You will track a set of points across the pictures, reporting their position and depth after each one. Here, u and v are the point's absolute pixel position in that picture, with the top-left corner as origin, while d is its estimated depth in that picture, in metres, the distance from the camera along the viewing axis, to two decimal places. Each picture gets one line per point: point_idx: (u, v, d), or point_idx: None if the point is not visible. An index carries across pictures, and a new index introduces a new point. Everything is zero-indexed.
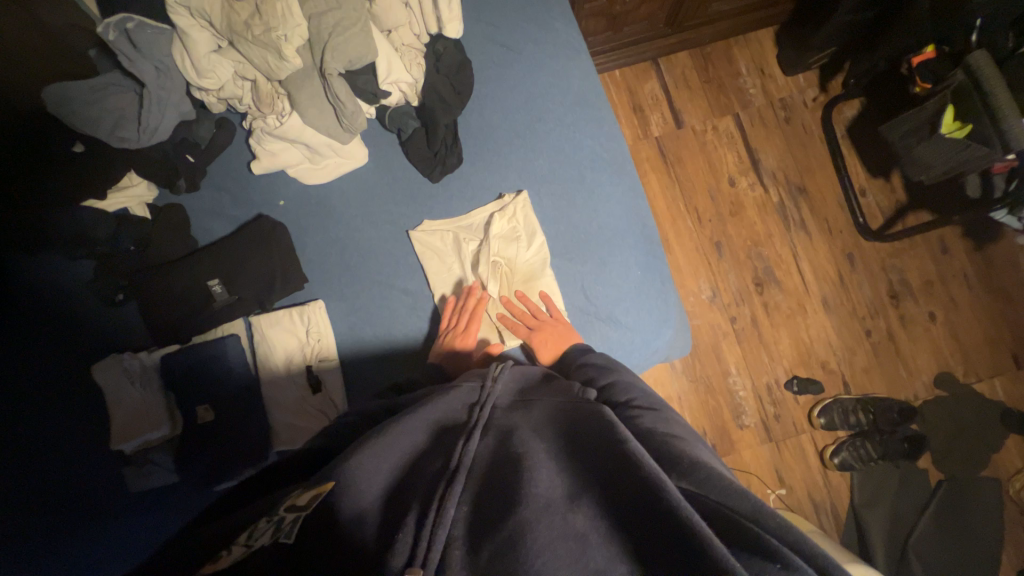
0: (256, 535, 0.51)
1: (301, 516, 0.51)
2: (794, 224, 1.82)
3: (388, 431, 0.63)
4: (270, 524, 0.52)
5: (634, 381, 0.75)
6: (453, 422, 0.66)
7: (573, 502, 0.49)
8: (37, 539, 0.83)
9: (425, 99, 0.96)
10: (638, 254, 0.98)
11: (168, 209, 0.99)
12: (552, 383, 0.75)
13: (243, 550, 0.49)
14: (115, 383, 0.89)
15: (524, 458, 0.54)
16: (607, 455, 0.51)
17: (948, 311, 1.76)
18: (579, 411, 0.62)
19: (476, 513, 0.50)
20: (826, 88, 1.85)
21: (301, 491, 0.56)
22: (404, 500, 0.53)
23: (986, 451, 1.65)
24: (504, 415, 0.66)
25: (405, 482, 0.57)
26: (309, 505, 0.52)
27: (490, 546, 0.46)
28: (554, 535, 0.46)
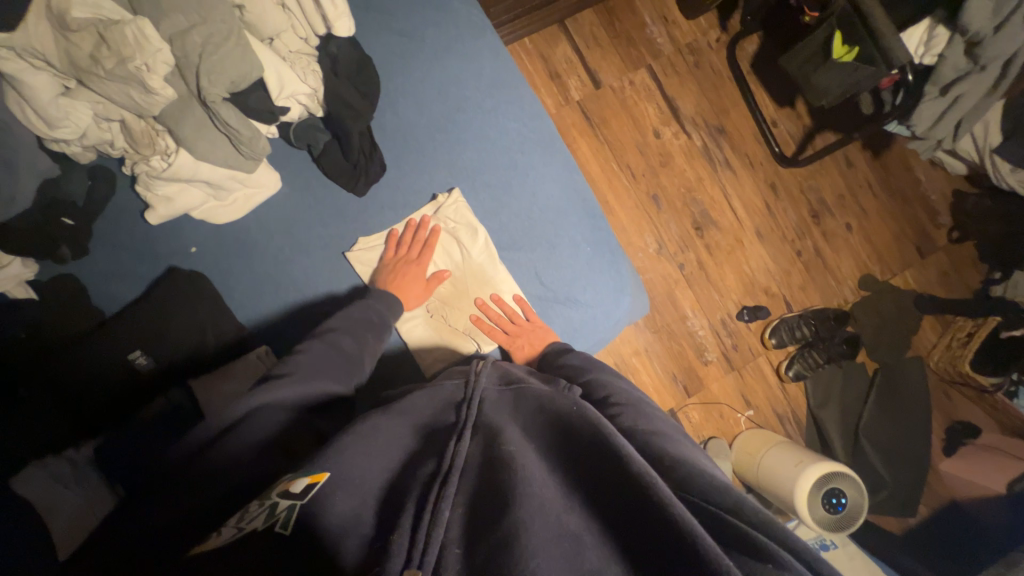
0: (248, 516, 0.50)
1: (296, 506, 0.50)
2: (720, 164, 1.90)
3: (375, 437, 0.60)
4: (262, 506, 0.51)
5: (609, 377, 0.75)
6: (442, 422, 0.65)
7: (567, 504, 0.50)
8: None
9: (330, 108, 0.88)
10: (584, 230, 0.98)
11: (59, 283, 0.86)
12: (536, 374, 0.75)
13: (234, 532, 0.48)
14: (41, 495, 0.75)
15: (515, 457, 0.54)
16: (596, 448, 0.52)
17: (861, 219, 1.94)
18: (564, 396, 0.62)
19: (472, 517, 0.50)
20: (726, 26, 1.90)
21: (294, 476, 0.54)
22: (396, 508, 0.52)
23: (908, 335, 1.88)
24: (493, 409, 0.64)
25: (396, 488, 0.55)
26: (302, 495, 0.51)
27: (486, 545, 0.45)
28: (549, 532, 0.46)
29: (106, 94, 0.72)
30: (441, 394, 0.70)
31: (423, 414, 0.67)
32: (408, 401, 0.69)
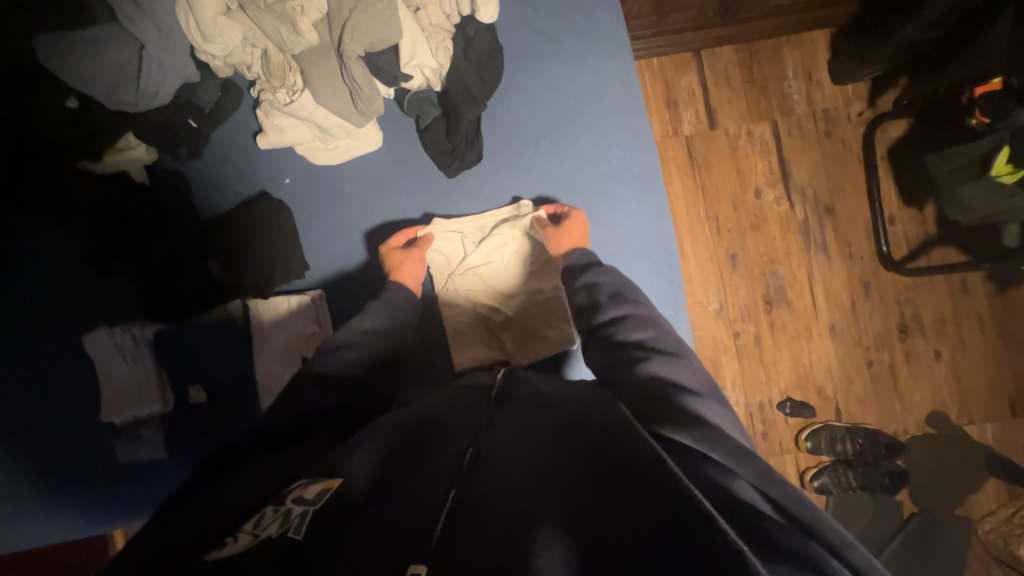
0: (264, 523, 0.46)
1: (310, 512, 0.46)
2: (815, 244, 1.76)
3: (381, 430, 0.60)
4: (277, 514, 0.47)
5: (671, 346, 0.69)
6: (453, 420, 0.61)
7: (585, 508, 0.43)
8: (33, 497, 0.90)
9: (450, 87, 0.88)
10: (655, 279, 0.94)
11: (168, 176, 0.92)
12: (560, 380, 0.70)
13: (250, 540, 0.44)
14: (106, 356, 0.88)
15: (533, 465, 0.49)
16: (617, 461, 0.45)
17: (955, 351, 1.74)
18: (594, 407, 0.57)
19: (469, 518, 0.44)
20: (874, 103, 1.74)
21: (308, 481, 0.52)
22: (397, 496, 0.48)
23: (963, 490, 1.68)
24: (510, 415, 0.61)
25: (397, 476, 0.51)
26: (318, 500, 0.47)
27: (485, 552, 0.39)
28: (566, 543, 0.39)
29: (259, 24, 0.77)
30: (460, 400, 0.68)
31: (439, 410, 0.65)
32: (422, 406, 0.67)
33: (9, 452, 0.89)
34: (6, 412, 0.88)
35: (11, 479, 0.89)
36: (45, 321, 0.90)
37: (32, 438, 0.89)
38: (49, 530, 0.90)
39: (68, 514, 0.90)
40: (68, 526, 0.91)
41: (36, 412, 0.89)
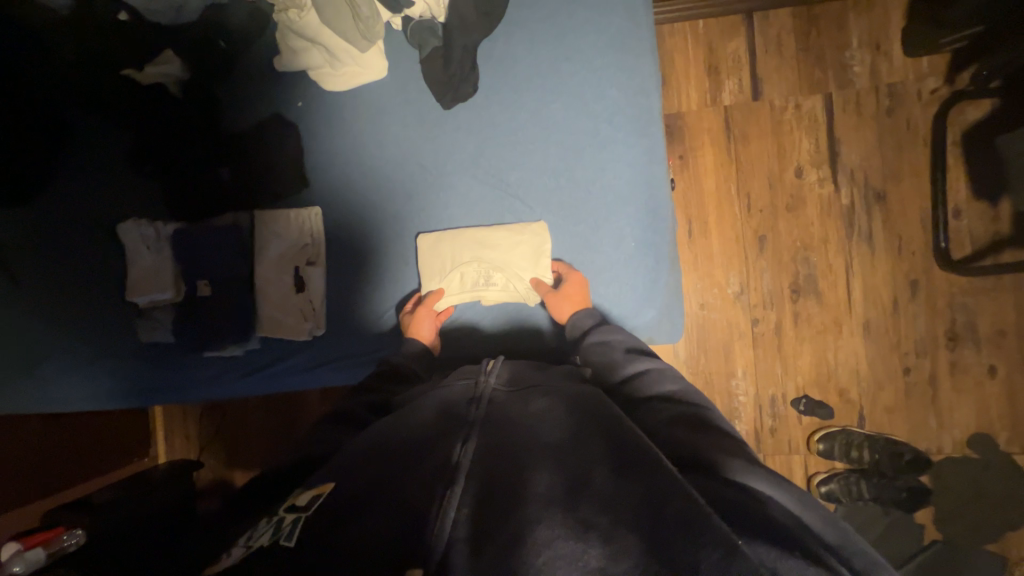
0: (257, 536, 0.54)
1: (301, 518, 0.54)
2: (858, 233, 1.60)
3: (383, 425, 0.68)
4: (269, 525, 0.55)
5: (666, 372, 0.76)
6: (451, 411, 0.69)
7: (573, 499, 0.51)
8: (71, 360, 1.06)
9: (451, 20, 0.89)
10: (637, 226, 0.90)
11: (200, 93, 1.03)
12: (552, 377, 0.78)
13: (243, 551, 0.52)
14: (134, 244, 1.02)
15: (526, 457, 0.57)
16: (611, 467, 0.54)
17: (1015, 370, 1.52)
18: (596, 417, 0.64)
19: (476, 510, 0.51)
20: (952, 79, 1.53)
21: (302, 492, 0.61)
22: (403, 492, 0.54)
23: (1000, 525, 1.50)
24: (503, 407, 0.68)
25: (399, 469, 0.58)
26: (308, 510, 0.55)
27: (492, 548, 0.46)
28: (558, 529, 0.47)
29: None
30: (452, 392, 0.75)
31: (439, 402, 0.72)
32: (420, 399, 0.75)
33: (61, 316, 1.05)
34: (60, 284, 1.05)
35: (59, 342, 1.06)
36: (91, 211, 1.04)
37: (78, 308, 1.05)
38: (81, 394, 1.05)
39: (95, 380, 1.05)
40: (94, 391, 1.05)
41: (83, 285, 1.05)
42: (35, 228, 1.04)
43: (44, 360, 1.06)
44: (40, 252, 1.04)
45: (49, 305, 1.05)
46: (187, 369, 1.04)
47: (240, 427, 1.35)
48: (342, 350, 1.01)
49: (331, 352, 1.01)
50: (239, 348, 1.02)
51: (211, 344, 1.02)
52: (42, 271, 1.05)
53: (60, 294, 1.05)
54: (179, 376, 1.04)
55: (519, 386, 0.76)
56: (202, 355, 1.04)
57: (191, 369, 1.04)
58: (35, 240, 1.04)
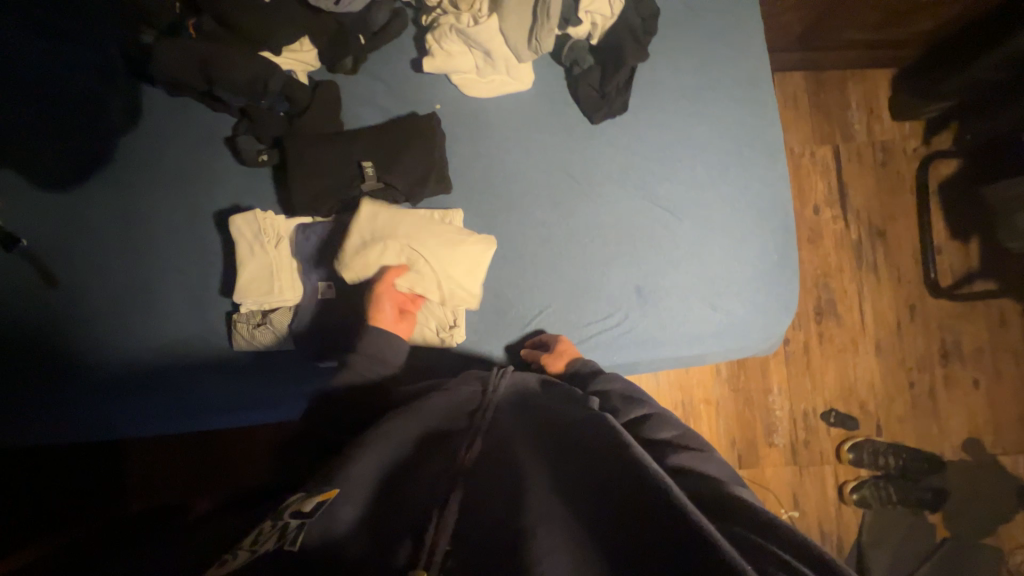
0: (262, 541, 0.49)
1: (307, 524, 0.50)
2: (866, 264, 1.84)
3: (377, 435, 0.67)
4: (274, 531, 0.50)
5: (668, 418, 0.77)
6: (450, 427, 0.69)
7: (572, 508, 0.52)
8: (151, 374, 0.94)
9: (612, 40, 0.96)
10: (775, 241, 1.00)
11: (326, 86, 0.97)
12: (551, 392, 0.79)
13: (248, 555, 0.47)
14: (248, 239, 0.91)
15: (524, 467, 0.58)
16: (604, 469, 0.55)
17: (991, 381, 1.81)
18: (590, 423, 0.65)
19: (472, 523, 0.52)
20: (928, 141, 1.86)
21: (302, 498, 0.56)
22: (403, 511, 0.54)
23: (997, 519, 1.71)
24: (503, 420, 0.70)
25: (402, 489, 0.58)
26: (313, 514, 0.52)
27: (487, 557, 0.47)
28: (557, 539, 0.48)
29: None
30: (455, 398, 0.75)
31: (438, 415, 0.72)
32: (418, 406, 0.74)
33: (149, 323, 0.95)
34: (155, 286, 0.96)
35: (142, 353, 0.94)
36: (204, 203, 0.97)
37: (179, 308, 0.96)
38: (164, 406, 0.93)
39: (181, 394, 0.93)
40: (180, 406, 0.93)
41: (190, 283, 0.96)
42: (140, 220, 0.97)
43: (133, 366, 0.94)
44: (147, 246, 0.97)
45: (149, 305, 0.95)
46: (298, 380, 0.95)
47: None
48: (483, 358, 0.96)
49: (471, 361, 0.96)
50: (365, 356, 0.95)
51: (333, 354, 0.93)
52: (137, 270, 0.96)
53: (155, 299, 0.95)
54: (286, 387, 0.94)
55: (519, 398, 0.77)
56: (317, 366, 0.95)
57: (301, 380, 0.95)
58: (127, 236, 0.96)
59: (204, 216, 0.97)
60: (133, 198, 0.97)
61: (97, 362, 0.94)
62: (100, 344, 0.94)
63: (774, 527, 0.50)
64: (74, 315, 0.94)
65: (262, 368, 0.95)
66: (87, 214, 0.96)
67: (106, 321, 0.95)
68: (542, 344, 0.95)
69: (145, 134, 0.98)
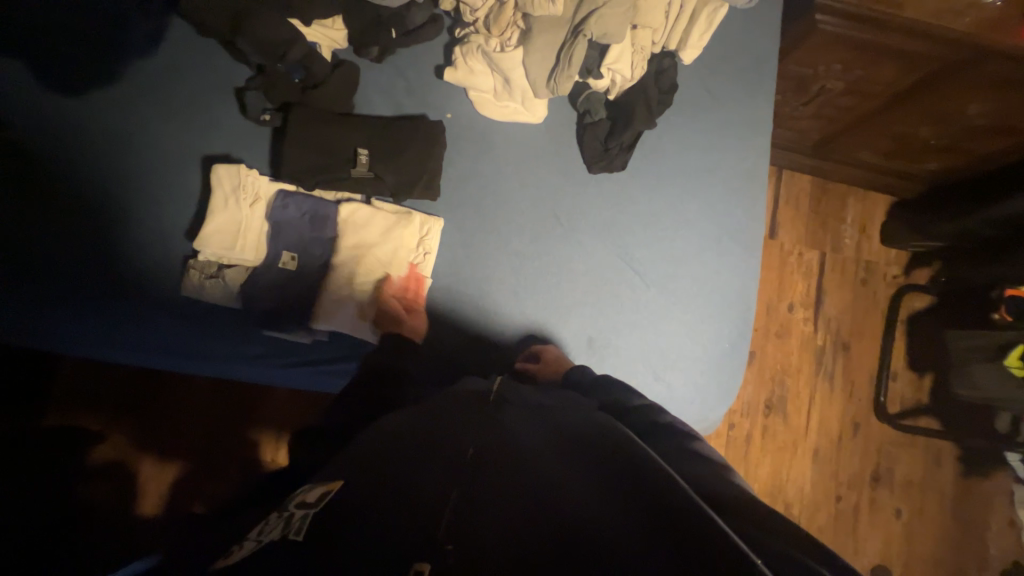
0: (267, 530, 0.53)
1: (311, 512, 0.54)
2: (823, 372, 1.88)
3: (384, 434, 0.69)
4: (280, 520, 0.55)
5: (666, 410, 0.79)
6: (458, 419, 0.71)
7: (580, 494, 0.52)
8: (79, 299, 0.90)
9: (627, 101, 0.99)
10: (730, 329, 1.02)
11: (346, 66, 0.99)
12: (558, 396, 0.80)
13: (254, 544, 0.51)
14: (224, 191, 0.91)
15: (530, 458, 0.59)
16: (608, 466, 0.56)
17: (913, 515, 1.85)
18: (596, 426, 0.66)
19: (479, 501, 0.52)
20: (908, 272, 1.93)
21: (310, 491, 0.60)
22: (407, 488, 0.55)
23: None
24: (508, 420, 0.71)
25: (409, 468, 0.60)
26: (317, 505, 0.55)
27: (496, 530, 0.48)
28: (564, 520, 0.48)
29: None
30: (463, 399, 0.77)
31: (446, 409, 0.74)
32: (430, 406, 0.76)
33: (91, 245, 0.91)
34: (111, 212, 0.93)
35: (75, 276, 0.90)
36: (190, 144, 0.96)
37: (130, 240, 0.93)
38: (90, 334, 0.91)
39: (108, 327, 0.91)
40: (104, 338, 0.91)
41: (154, 219, 0.94)
42: (116, 142, 0.95)
43: (66, 287, 0.90)
44: (123, 170, 0.94)
45: (104, 230, 0.92)
46: (235, 341, 0.93)
47: (258, 411, 1.23)
48: (423, 366, 0.96)
49: (409, 367, 0.95)
50: (309, 335, 0.94)
51: (279, 325, 0.93)
52: (97, 191, 0.93)
53: (106, 224, 0.92)
54: (220, 348, 0.92)
55: (527, 401, 0.77)
56: (262, 331, 0.93)
57: (236, 343, 0.93)
58: (97, 154, 0.94)
59: (187, 157, 0.96)
60: (122, 120, 0.95)
61: (32, 273, 0.90)
62: (39, 256, 0.90)
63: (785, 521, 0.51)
64: (22, 219, 0.90)
65: (200, 321, 0.93)
66: (70, 122, 0.93)
67: (52, 233, 0.91)
68: (532, 355, 0.96)
69: (149, 61, 0.97)
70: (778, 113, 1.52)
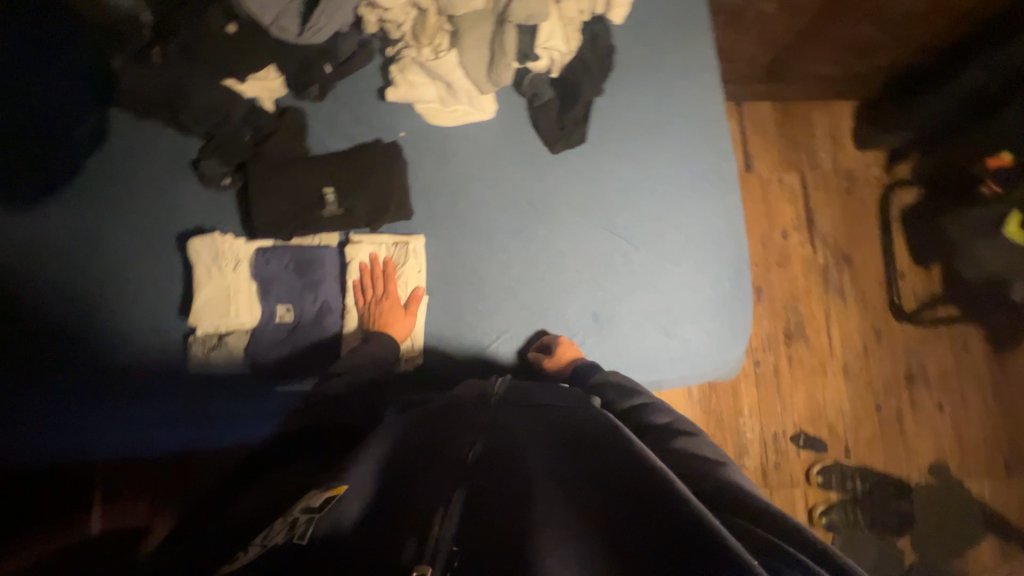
0: (271, 536, 0.54)
1: (315, 518, 0.54)
2: (832, 289, 1.88)
3: (377, 444, 0.68)
4: (284, 523, 0.55)
5: (660, 407, 0.83)
6: (456, 421, 0.71)
7: (580, 495, 0.55)
8: (95, 400, 0.92)
9: (569, 75, 1.00)
10: (729, 270, 1.03)
11: (292, 112, 1.00)
12: (554, 387, 0.80)
13: (258, 550, 0.52)
14: (205, 262, 0.92)
15: (530, 460, 0.61)
16: (608, 466, 0.58)
17: (955, 406, 1.85)
18: (593, 420, 0.67)
19: (482, 509, 0.54)
20: (890, 170, 1.92)
21: (315, 492, 0.60)
22: (408, 501, 0.57)
23: (962, 544, 1.73)
24: (509, 417, 0.71)
25: (410, 480, 0.61)
26: (322, 510, 0.55)
27: (500, 536, 0.50)
28: (563, 524, 0.51)
29: None
30: (460, 399, 0.77)
31: (439, 413, 0.74)
32: (427, 411, 0.77)
33: (92, 346, 0.93)
34: (102, 310, 0.94)
35: (85, 379, 0.92)
36: (160, 226, 0.97)
37: (126, 332, 0.94)
38: (111, 431, 0.92)
39: (127, 421, 0.92)
40: (126, 433, 0.92)
41: (145, 306, 0.95)
42: (89, 241, 0.96)
43: (83, 393, 0.92)
44: (105, 267, 0.95)
45: (100, 330, 0.93)
46: (250, 405, 0.93)
47: None
48: (440, 381, 0.97)
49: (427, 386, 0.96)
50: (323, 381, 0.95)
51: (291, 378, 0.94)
52: (83, 293, 0.94)
53: (102, 323, 0.94)
54: (240, 416, 0.93)
55: (522, 397, 0.77)
56: (274, 388, 0.94)
57: (253, 406, 0.93)
58: (74, 258, 0.95)
59: (161, 238, 0.97)
60: (92, 219, 0.96)
61: (46, 389, 0.91)
62: (45, 370, 0.91)
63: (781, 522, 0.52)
64: (23, 340, 0.92)
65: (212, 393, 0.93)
66: (44, 235, 0.95)
67: (54, 347, 0.92)
68: (544, 345, 0.97)
69: (101, 156, 0.98)
70: (722, 50, 1.52)
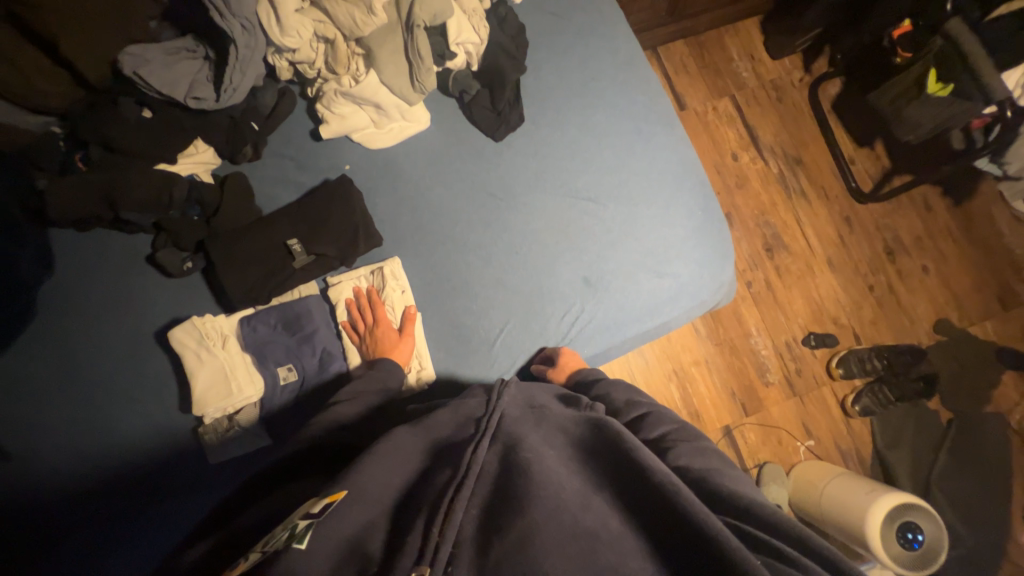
0: (271, 542, 0.53)
1: (314, 523, 0.52)
2: (795, 193, 1.94)
3: (381, 446, 0.65)
4: (284, 530, 0.53)
5: (663, 414, 0.78)
6: (460, 435, 0.68)
7: (586, 501, 0.54)
8: (122, 522, 0.88)
9: (489, 63, 1.02)
10: (695, 200, 1.05)
11: (232, 177, 0.98)
12: (557, 400, 0.79)
13: (258, 557, 0.51)
14: (190, 350, 0.89)
15: (534, 462, 0.58)
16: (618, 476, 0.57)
17: (938, 263, 1.93)
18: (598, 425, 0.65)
19: (484, 526, 0.53)
20: (810, 69, 2.01)
21: (314, 498, 0.57)
22: (409, 515, 0.55)
23: (986, 387, 1.81)
24: (514, 421, 0.67)
25: (412, 493, 0.59)
26: (321, 514, 0.53)
27: (499, 549, 0.50)
28: (563, 533, 0.50)
29: (335, 14, 0.89)
30: (463, 411, 0.74)
31: (442, 431, 0.71)
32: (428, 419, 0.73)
33: (104, 468, 0.89)
34: (104, 431, 0.90)
35: (106, 504, 0.88)
36: (137, 329, 0.94)
37: (135, 443, 0.91)
38: (148, 548, 0.87)
39: (161, 531, 0.88)
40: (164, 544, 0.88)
41: (147, 411, 0.92)
42: (70, 366, 0.92)
43: (109, 517, 0.88)
44: (94, 385, 0.92)
45: (107, 450, 0.90)
46: None
47: None
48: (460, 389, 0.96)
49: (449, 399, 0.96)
50: None
51: None
52: (80, 420, 0.91)
53: (106, 443, 0.90)
54: None
55: (528, 404, 0.74)
56: None
57: None
58: (60, 388, 0.91)
59: (142, 341, 0.94)
60: (67, 342, 0.93)
61: (69, 526, 0.87)
62: (63, 509, 0.87)
63: (777, 527, 0.52)
64: (31, 484, 0.88)
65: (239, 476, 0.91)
66: (24, 373, 0.91)
67: (65, 483, 0.88)
68: (546, 359, 0.96)
69: (57, 279, 0.95)
70: None
